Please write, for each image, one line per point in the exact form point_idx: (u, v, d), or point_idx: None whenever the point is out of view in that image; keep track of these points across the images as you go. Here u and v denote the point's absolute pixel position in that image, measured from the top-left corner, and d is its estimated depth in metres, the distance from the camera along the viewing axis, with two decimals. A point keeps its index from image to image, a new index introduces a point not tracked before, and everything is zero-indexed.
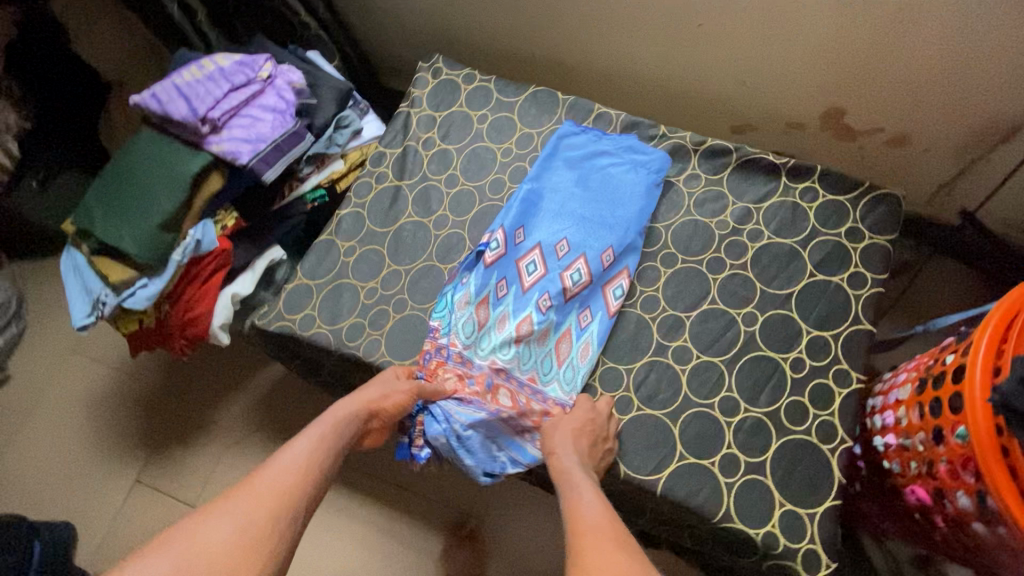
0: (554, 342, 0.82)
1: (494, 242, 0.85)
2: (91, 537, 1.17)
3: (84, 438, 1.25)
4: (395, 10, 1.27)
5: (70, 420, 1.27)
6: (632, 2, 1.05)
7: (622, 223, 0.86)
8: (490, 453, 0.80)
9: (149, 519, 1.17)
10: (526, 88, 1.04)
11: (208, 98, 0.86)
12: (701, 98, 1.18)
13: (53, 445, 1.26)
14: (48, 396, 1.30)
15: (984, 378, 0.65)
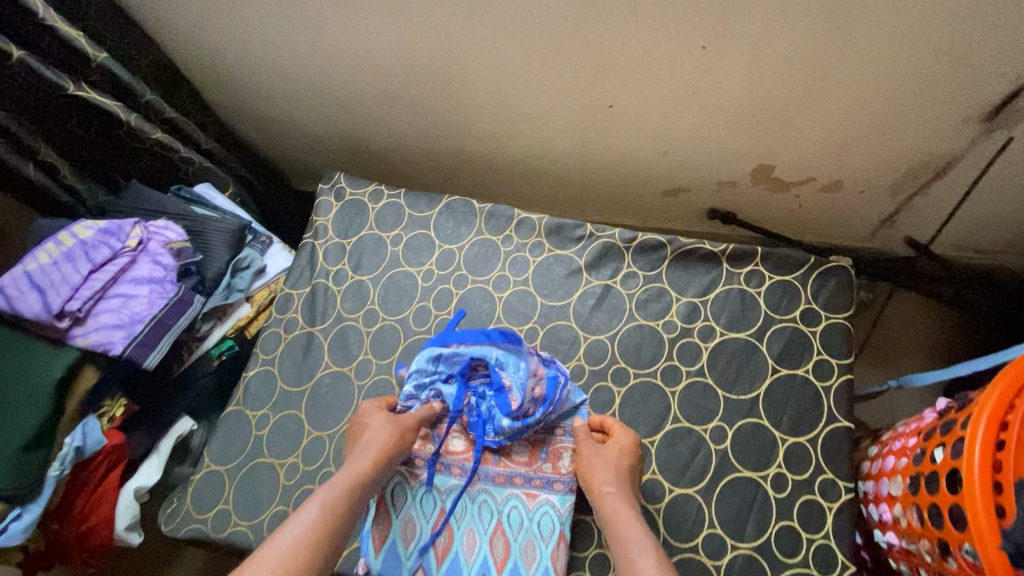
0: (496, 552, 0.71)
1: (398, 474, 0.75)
2: None
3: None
4: (289, 124, 1.17)
5: None
6: (537, 91, 0.99)
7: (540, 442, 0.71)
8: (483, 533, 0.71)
9: None
10: (439, 198, 0.95)
11: (64, 286, 0.74)
12: (626, 170, 1.13)
13: None
14: None
15: (989, 497, 0.57)
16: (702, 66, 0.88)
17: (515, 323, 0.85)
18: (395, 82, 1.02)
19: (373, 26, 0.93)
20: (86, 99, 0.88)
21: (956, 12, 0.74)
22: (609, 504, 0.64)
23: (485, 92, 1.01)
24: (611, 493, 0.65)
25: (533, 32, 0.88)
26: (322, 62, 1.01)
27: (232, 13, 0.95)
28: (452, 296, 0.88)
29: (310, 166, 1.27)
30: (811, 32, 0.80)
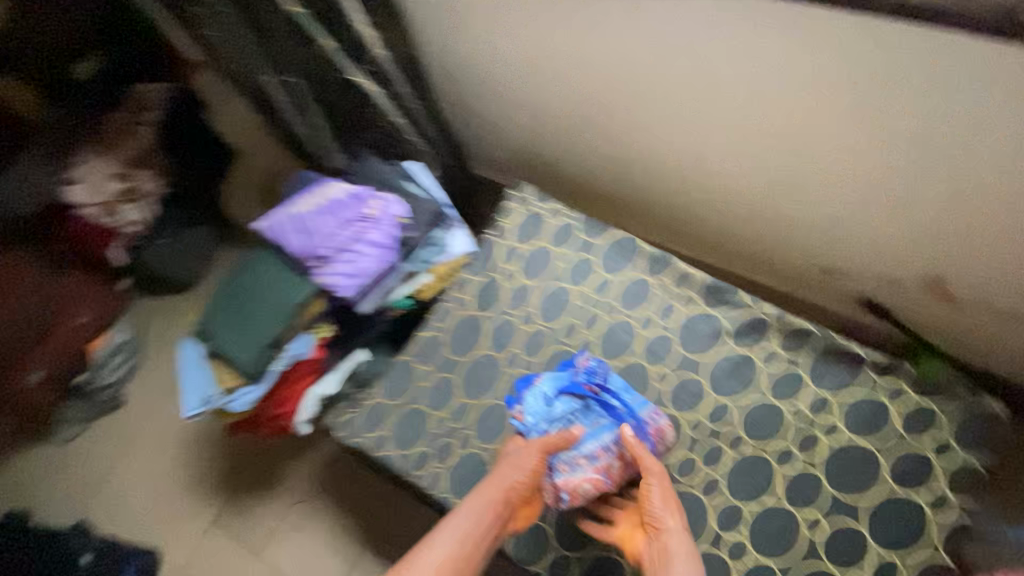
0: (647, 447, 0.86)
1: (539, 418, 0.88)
2: (176, 557, 1.43)
3: (199, 469, 1.50)
4: (489, 127, 1.32)
5: (178, 456, 1.53)
6: (725, 153, 1.04)
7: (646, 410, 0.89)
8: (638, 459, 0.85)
9: (233, 554, 1.41)
10: (610, 230, 1.06)
11: (320, 234, 0.97)
12: (788, 240, 1.16)
13: (160, 476, 1.53)
14: (162, 432, 1.58)
15: None
16: (904, 176, 0.88)
17: (651, 363, 0.95)
18: (601, 111, 1.10)
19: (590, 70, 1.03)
20: (355, 82, 1.08)
21: None
22: (670, 535, 0.76)
23: (674, 141, 1.08)
24: (672, 530, 0.76)
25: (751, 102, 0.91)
26: (534, 83, 1.13)
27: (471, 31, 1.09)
28: (602, 322, 0.99)
29: (493, 161, 1.42)
30: None
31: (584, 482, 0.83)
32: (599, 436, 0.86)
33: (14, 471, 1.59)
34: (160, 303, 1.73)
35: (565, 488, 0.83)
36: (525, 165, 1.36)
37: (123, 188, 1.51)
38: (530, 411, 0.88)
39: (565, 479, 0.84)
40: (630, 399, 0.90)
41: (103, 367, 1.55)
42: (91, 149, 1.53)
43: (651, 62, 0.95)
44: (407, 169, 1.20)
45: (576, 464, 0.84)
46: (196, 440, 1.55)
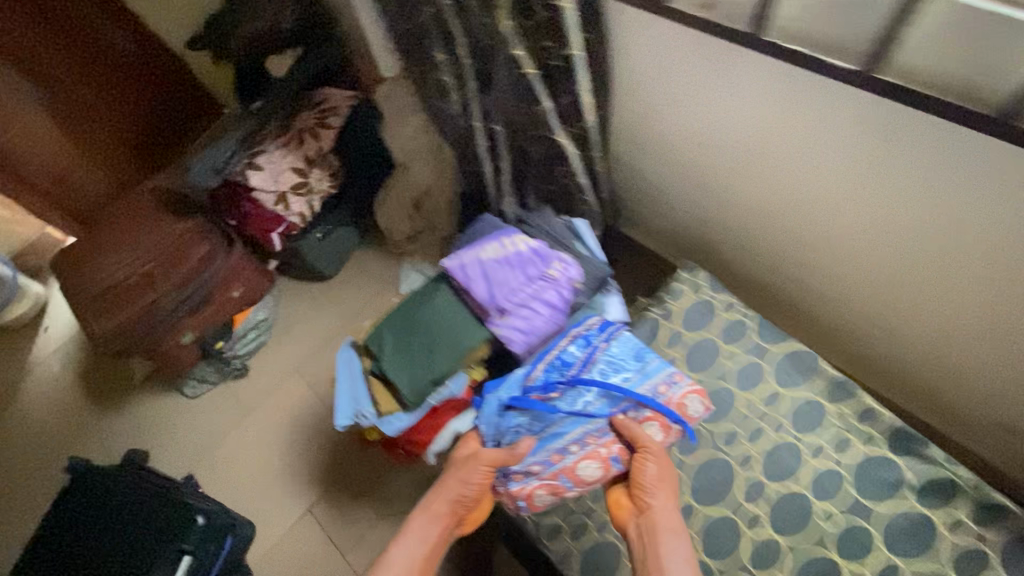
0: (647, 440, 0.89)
1: (518, 428, 0.96)
2: (266, 534, 1.52)
3: (302, 454, 1.59)
4: (656, 197, 1.31)
5: (284, 437, 1.63)
6: (931, 291, 0.96)
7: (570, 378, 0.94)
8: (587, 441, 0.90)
9: (317, 546, 1.48)
10: (786, 338, 1.02)
11: (504, 287, 1.00)
12: (970, 389, 1.05)
13: (265, 451, 1.62)
14: (273, 410, 1.68)
15: None
16: None
17: (818, 497, 0.90)
18: (796, 216, 1.06)
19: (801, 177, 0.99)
20: (558, 141, 1.10)
21: None
22: (660, 516, 0.85)
23: (871, 264, 1.01)
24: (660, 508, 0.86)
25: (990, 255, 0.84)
26: (728, 172, 1.10)
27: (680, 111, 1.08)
28: (766, 439, 0.95)
29: (648, 226, 1.41)
30: None
31: (537, 489, 0.90)
32: (571, 432, 0.92)
33: (141, 410, 1.73)
34: (293, 285, 1.85)
35: (522, 496, 0.91)
36: (682, 240, 1.33)
37: (297, 180, 1.63)
38: (483, 420, 0.98)
39: (519, 487, 0.91)
40: (618, 374, 0.94)
41: (238, 340, 1.67)
42: (272, 139, 1.65)
43: (879, 187, 0.89)
44: (575, 223, 1.21)
45: (530, 472, 0.90)
46: (305, 426, 1.64)
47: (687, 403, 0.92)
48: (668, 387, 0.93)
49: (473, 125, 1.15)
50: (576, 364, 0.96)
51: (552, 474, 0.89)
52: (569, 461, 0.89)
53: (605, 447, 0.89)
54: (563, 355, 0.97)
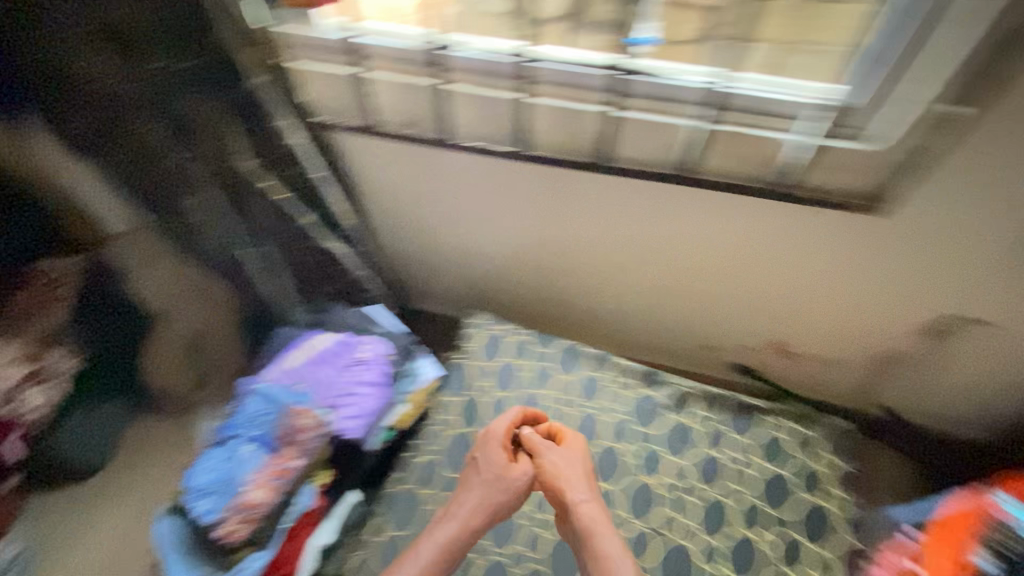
0: (265, 460, 1.02)
1: (205, 487, 1.00)
2: None
3: None
4: (420, 278, 1.48)
5: None
6: (617, 284, 1.33)
7: (273, 416, 1.05)
8: (236, 482, 1.00)
9: None
10: (558, 341, 1.30)
11: (324, 384, 1.10)
12: (671, 337, 1.47)
13: None
14: None
15: None
16: (737, 286, 1.26)
17: (618, 442, 1.17)
18: (540, 255, 1.31)
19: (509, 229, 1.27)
20: (329, 247, 1.27)
21: (913, 280, 1.12)
22: (585, 511, 0.94)
23: (581, 281, 1.34)
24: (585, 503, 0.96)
25: (667, 244, 1.19)
26: (463, 240, 1.34)
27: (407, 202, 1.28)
28: (574, 416, 1.21)
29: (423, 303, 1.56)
30: (815, 277, 1.18)
31: (232, 527, 0.97)
32: (251, 468, 1.01)
33: None
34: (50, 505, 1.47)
35: (223, 536, 0.96)
36: (456, 305, 1.53)
37: (24, 370, 1.20)
38: (195, 490, 1.00)
39: (220, 531, 0.97)
40: (261, 423, 1.05)
41: None
42: None
43: (558, 226, 1.22)
44: (366, 308, 1.31)
45: (221, 519, 0.97)
46: None
47: (293, 423, 1.04)
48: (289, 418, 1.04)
49: (236, 254, 1.20)
50: (255, 417, 1.06)
51: (221, 518, 0.97)
52: (243, 496, 0.98)
53: (268, 472, 1.00)
54: (243, 415, 1.07)
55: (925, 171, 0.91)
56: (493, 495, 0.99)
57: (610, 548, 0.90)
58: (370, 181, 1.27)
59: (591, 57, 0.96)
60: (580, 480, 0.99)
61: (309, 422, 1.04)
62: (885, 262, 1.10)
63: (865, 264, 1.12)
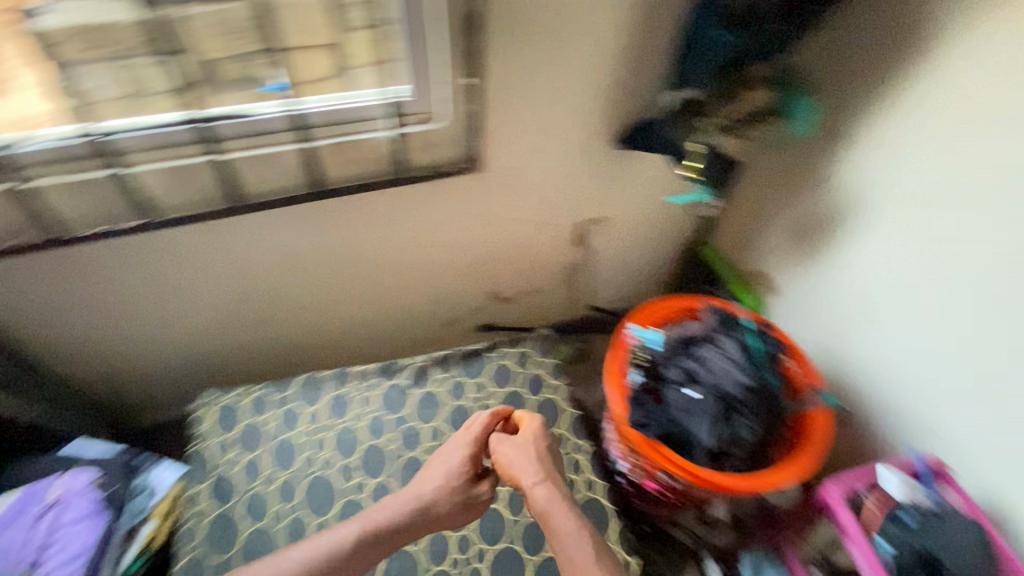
0: None
1: None
2: None
3: None
4: (144, 372, 1.45)
5: None
6: (334, 299, 1.48)
7: None
8: None
9: None
10: (294, 380, 1.32)
11: (14, 550, 1.00)
12: (411, 323, 1.68)
13: None
14: None
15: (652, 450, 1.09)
16: (431, 262, 1.50)
17: (377, 437, 1.25)
18: (250, 303, 1.39)
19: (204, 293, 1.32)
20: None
21: (538, 209, 1.48)
22: (541, 493, 1.04)
23: (301, 308, 1.46)
24: (538, 484, 1.05)
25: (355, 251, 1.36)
26: (164, 321, 1.35)
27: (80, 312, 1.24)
28: (330, 439, 1.24)
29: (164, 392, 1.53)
30: (477, 233, 1.48)
31: None
32: None
33: None
34: None
35: None
36: (199, 380, 1.54)
37: None
38: None
39: None
40: None
41: None
42: None
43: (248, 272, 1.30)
44: (67, 448, 1.19)
45: None
46: None
47: None
48: None
49: None
50: None
51: None
52: None
53: None
54: None
55: (491, 133, 1.20)
56: (442, 486, 1.07)
57: (561, 527, 0.99)
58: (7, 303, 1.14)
59: (163, 116, 1.01)
60: (532, 466, 1.08)
61: None
62: (512, 203, 1.43)
63: (502, 210, 1.44)
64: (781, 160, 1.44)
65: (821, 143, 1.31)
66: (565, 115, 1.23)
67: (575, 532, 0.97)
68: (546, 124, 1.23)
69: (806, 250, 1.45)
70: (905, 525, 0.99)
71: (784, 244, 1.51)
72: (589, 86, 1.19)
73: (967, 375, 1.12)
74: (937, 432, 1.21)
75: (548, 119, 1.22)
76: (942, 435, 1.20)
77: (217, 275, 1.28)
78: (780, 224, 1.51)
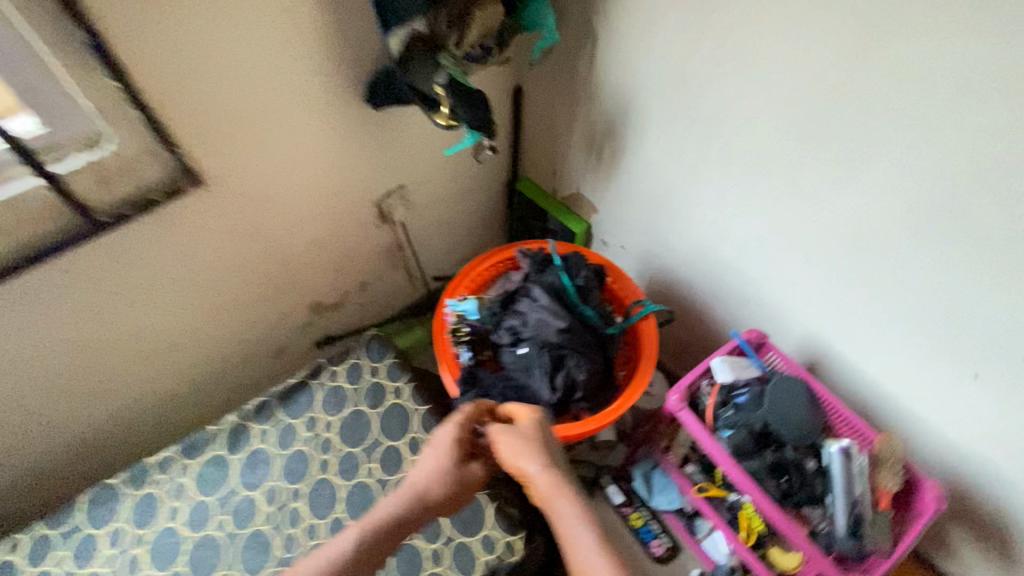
0: None
1: None
2: None
3: None
4: None
5: None
6: (115, 379, 1.22)
7: None
8: None
9: None
10: (78, 500, 1.07)
11: None
12: (236, 368, 1.45)
13: None
14: None
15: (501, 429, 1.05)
16: (218, 298, 1.27)
17: (201, 528, 1.04)
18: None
19: None
20: None
21: (319, 201, 1.28)
22: (544, 482, 0.88)
23: (77, 406, 1.19)
24: (540, 473, 0.89)
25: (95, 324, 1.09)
26: None
27: None
28: (143, 552, 1.02)
29: None
30: (259, 251, 1.26)
31: None
32: None
33: None
34: None
35: None
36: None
37: None
38: None
39: None
40: None
41: None
42: None
43: None
44: None
45: None
46: None
47: None
48: None
49: None
50: None
51: None
52: None
53: None
54: None
55: (197, 138, 0.97)
56: (434, 479, 0.95)
57: (563, 516, 0.85)
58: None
59: None
60: (534, 450, 0.92)
61: None
62: (282, 205, 1.21)
63: (276, 217, 1.23)
64: (551, 73, 1.35)
65: (579, 47, 1.23)
66: (285, 90, 1.02)
67: (588, 538, 0.82)
68: (264, 108, 1.02)
69: (603, 162, 1.40)
70: (740, 406, 1.02)
71: (584, 161, 1.46)
72: (295, 49, 0.98)
73: (769, 246, 1.14)
74: (754, 301, 1.25)
75: (264, 100, 1.01)
76: (759, 303, 1.25)
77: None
78: (575, 141, 1.44)
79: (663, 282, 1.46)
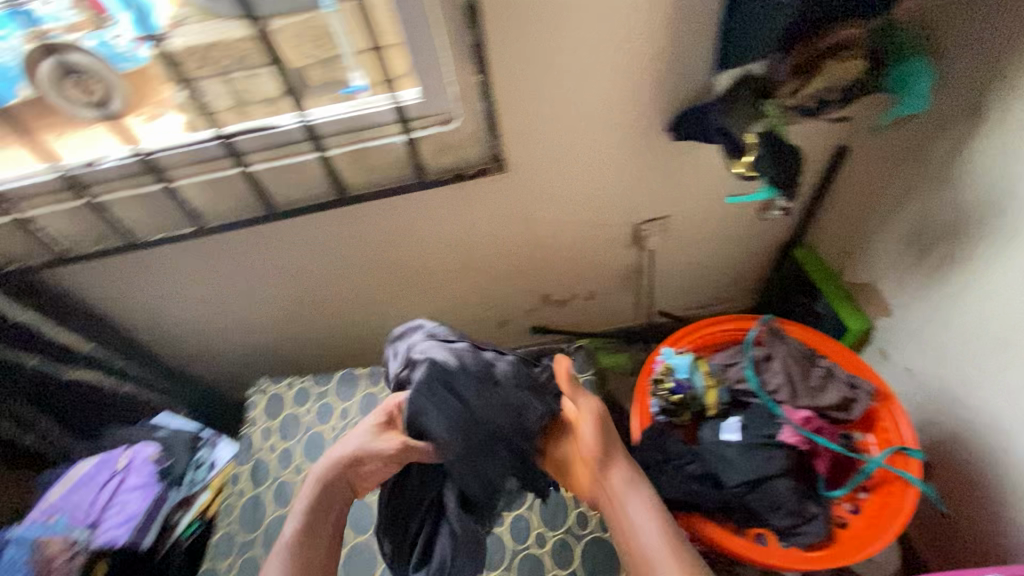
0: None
1: None
2: None
3: None
4: (214, 362, 1.58)
5: None
6: (384, 302, 1.50)
7: (20, 533, 1.10)
8: None
9: None
10: (333, 375, 1.38)
11: (87, 506, 1.17)
12: (463, 326, 1.64)
13: None
14: None
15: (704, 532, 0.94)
16: (477, 268, 1.45)
17: None
18: (305, 306, 1.46)
19: (262, 292, 1.40)
20: (76, 377, 1.29)
21: (586, 211, 1.34)
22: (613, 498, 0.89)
23: (356, 310, 1.51)
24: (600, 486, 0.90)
25: (390, 252, 1.35)
26: (231, 322, 1.47)
27: (167, 305, 1.38)
28: None
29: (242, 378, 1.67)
30: (521, 240, 1.39)
31: None
32: None
33: None
34: None
35: None
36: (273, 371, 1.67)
37: None
38: None
39: None
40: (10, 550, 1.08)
41: None
42: None
43: (301, 274, 1.37)
44: (157, 420, 1.39)
45: None
46: None
47: (60, 540, 1.10)
48: (55, 541, 1.09)
49: None
50: (27, 536, 1.10)
51: None
52: None
53: None
54: (17, 535, 1.10)
55: (515, 133, 1.10)
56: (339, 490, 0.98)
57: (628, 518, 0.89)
58: (102, 294, 1.31)
59: (198, 131, 1.06)
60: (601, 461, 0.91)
61: (62, 544, 1.09)
62: (555, 206, 1.31)
63: (546, 215, 1.33)
64: (894, 147, 1.12)
65: (950, 125, 0.99)
66: (601, 107, 1.08)
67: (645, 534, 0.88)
68: (574, 119, 1.10)
69: (923, 266, 1.12)
70: None
71: (895, 256, 1.19)
72: (627, 72, 1.02)
73: None
74: None
75: (578, 113, 1.09)
76: None
77: (264, 274, 1.34)
78: (892, 232, 1.19)
79: (950, 437, 1.11)
